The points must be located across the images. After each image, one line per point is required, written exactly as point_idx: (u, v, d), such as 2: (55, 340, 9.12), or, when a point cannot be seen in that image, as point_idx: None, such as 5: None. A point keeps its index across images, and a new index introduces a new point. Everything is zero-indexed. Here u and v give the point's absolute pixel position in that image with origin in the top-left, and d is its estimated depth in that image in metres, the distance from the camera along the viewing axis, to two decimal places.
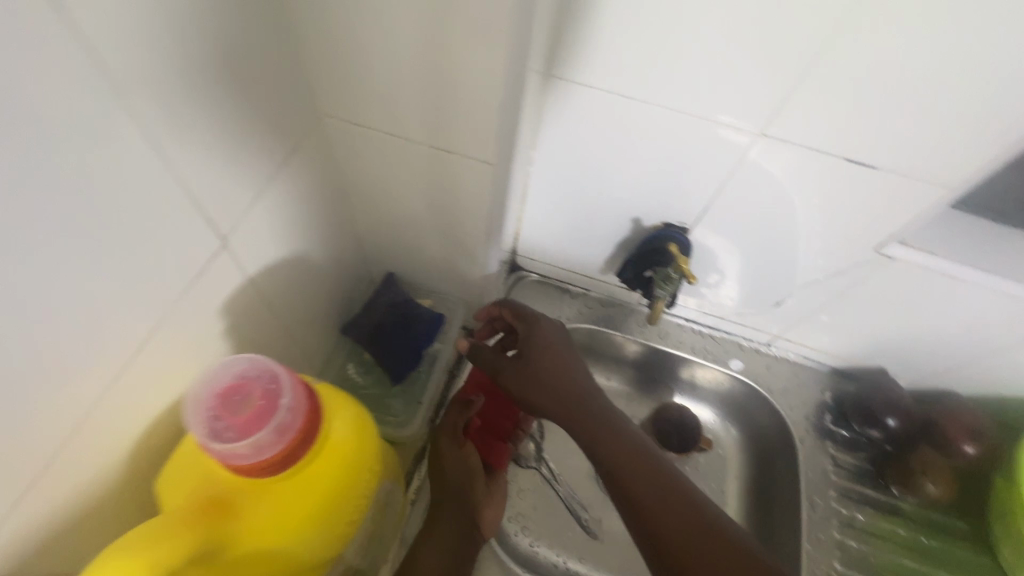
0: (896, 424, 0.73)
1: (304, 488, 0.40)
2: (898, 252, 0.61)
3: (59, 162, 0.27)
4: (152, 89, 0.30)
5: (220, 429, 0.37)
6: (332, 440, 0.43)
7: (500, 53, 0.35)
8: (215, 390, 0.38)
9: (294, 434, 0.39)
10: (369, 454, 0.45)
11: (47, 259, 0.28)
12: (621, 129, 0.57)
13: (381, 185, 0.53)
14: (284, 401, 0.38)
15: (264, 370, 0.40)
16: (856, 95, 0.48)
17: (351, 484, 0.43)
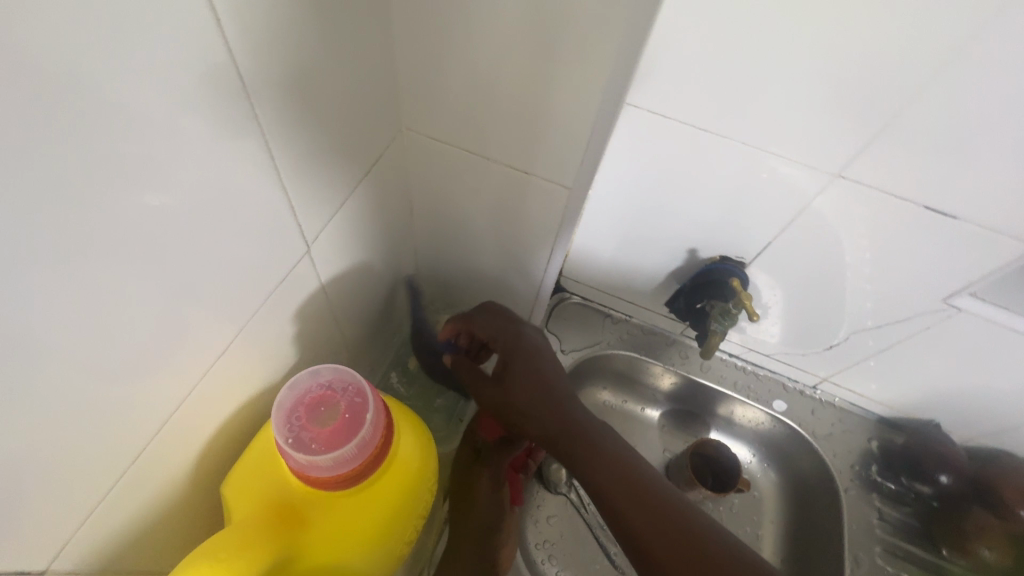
0: (948, 481, 0.72)
1: (372, 504, 0.42)
2: (966, 304, 0.59)
3: (172, 151, 0.27)
4: (263, 89, 0.31)
5: (306, 439, 0.40)
6: (399, 457, 0.44)
7: (602, 75, 0.37)
8: (303, 400, 0.42)
9: (372, 449, 0.41)
10: (429, 474, 0.47)
11: (145, 246, 0.28)
12: (687, 159, 0.57)
13: (448, 201, 0.54)
14: (367, 416, 0.41)
15: (349, 385, 0.43)
16: (941, 143, 0.47)
17: (411, 503, 0.45)
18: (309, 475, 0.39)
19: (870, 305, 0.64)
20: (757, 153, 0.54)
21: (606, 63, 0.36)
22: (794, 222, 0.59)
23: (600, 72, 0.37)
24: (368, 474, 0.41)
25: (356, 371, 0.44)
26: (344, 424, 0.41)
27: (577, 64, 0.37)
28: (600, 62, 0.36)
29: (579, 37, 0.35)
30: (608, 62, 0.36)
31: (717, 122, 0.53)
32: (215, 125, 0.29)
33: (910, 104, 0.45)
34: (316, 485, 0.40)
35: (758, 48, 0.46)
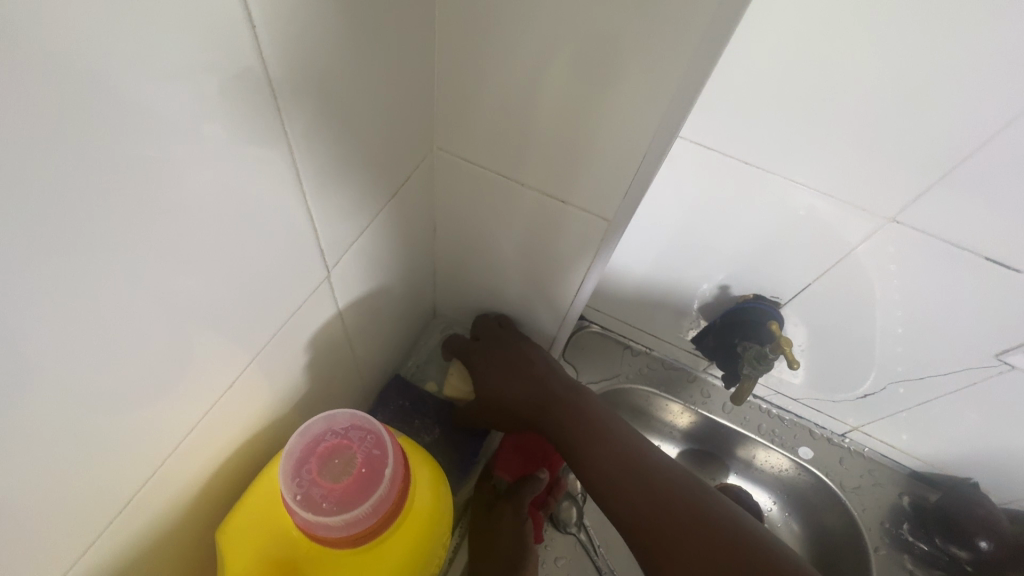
0: (988, 546, 0.67)
1: (381, 562, 0.40)
2: (1021, 362, 0.55)
3: (192, 165, 0.25)
4: (295, 102, 0.29)
5: (316, 497, 0.38)
6: (414, 510, 0.42)
7: (658, 106, 0.34)
8: (318, 450, 0.40)
9: (388, 508, 0.39)
10: (445, 528, 0.44)
11: (154, 267, 0.25)
12: (727, 193, 0.54)
13: (477, 226, 0.51)
14: (386, 472, 0.39)
15: (367, 434, 0.41)
16: (1014, 191, 0.43)
17: (424, 560, 0.42)
18: (317, 533, 0.37)
19: (900, 350, 0.60)
20: (804, 192, 0.51)
21: (666, 92, 0.33)
22: (838, 265, 0.55)
23: (657, 102, 0.34)
24: (381, 531, 0.39)
25: (376, 418, 0.41)
26: (361, 479, 0.39)
27: (635, 93, 0.34)
28: (659, 92, 0.33)
29: (637, 64, 0.32)
30: (668, 92, 0.33)
31: (766, 156, 0.50)
32: (236, 138, 0.26)
33: (984, 148, 0.42)
34: (324, 543, 0.38)
35: (819, 80, 0.43)
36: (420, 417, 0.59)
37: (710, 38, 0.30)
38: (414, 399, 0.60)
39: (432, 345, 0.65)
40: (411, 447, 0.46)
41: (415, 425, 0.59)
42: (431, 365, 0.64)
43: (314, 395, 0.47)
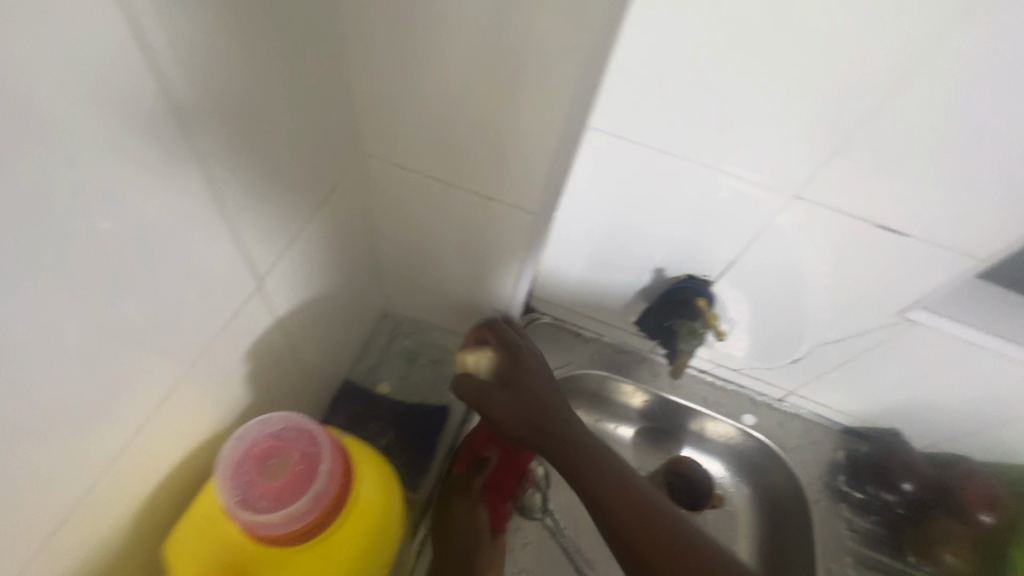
0: (912, 487, 0.73)
1: (328, 555, 0.42)
2: (920, 316, 0.60)
3: (85, 176, 0.25)
4: (194, 112, 0.29)
5: (254, 497, 0.40)
6: (360, 503, 0.44)
7: (562, 102, 0.36)
8: (254, 453, 0.41)
9: (327, 502, 0.40)
10: (394, 520, 0.46)
11: (55, 279, 0.26)
12: (651, 181, 0.58)
13: (415, 230, 0.52)
14: (322, 467, 0.41)
15: (303, 434, 0.42)
16: (894, 161, 0.48)
17: (373, 551, 0.44)
18: (262, 531, 0.39)
19: (828, 316, 0.65)
20: (718, 174, 0.55)
21: (566, 88, 0.36)
22: (758, 241, 0.60)
23: (559, 99, 0.36)
24: (325, 525, 0.41)
25: (309, 418, 0.43)
26: (299, 476, 0.41)
27: (538, 91, 0.36)
28: (559, 89, 0.36)
29: (533, 62, 0.35)
30: (568, 88, 0.36)
31: (679, 144, 0.53)
32: (134, 152, 0.27)
33: (864, 124, 0.47)
34: (273, 542, 0.39)
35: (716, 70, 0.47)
36: (374, 420, 0.59)
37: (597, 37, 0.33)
38: (367, 404, 0.60)
39: (382, 347, 0.66)
40: (356, 445, 0.48)
41: (370, 428, 0.59)
42: (382, 367, 0.64)
43: (259, 407, 0.47)
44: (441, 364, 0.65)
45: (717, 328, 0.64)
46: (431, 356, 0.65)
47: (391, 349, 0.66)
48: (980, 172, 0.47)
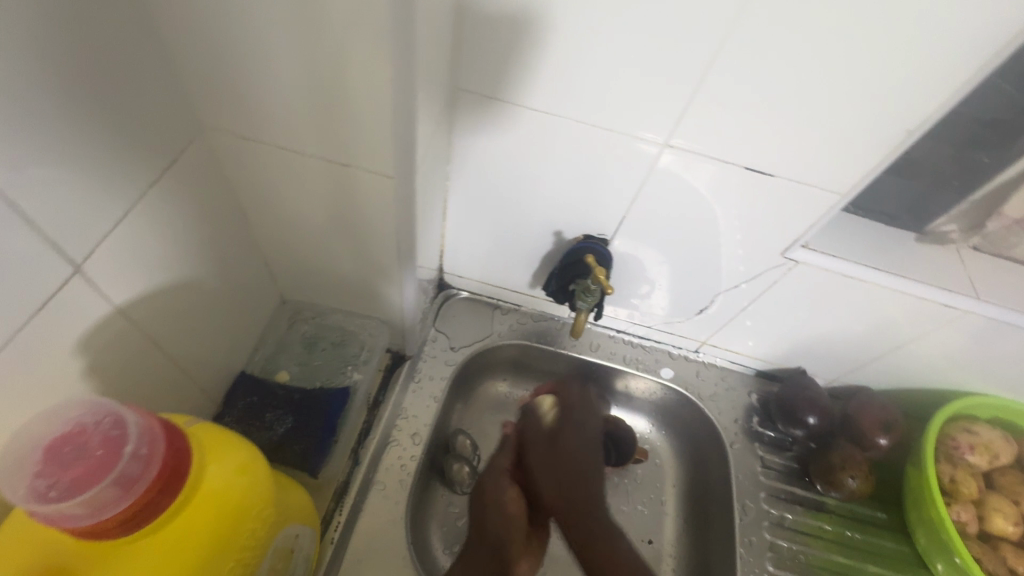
0: (816, 421, 0.75)
1: (175, 542, 0.37)
2: (801, 256, 0.63)
3: None
4: None
5: (44, 488, 0.33)
6: (206, 485, 0.39)
7: (383, 58, 0.35)
8: (43, 444, 0.34)
9: (144, 484, 0.35)
10: (256, 497, 0.42)
11: None
12: (531, 141, 0.58)
13: (284, 207, 0.51)
14: (128, 448, 0.35)
15: (104, 415, 0.36)
16: (751, 102, 0.50)
17: (232, 530, 0.40)
18: (75, 528, 0.33)
19: (742, 268, 0.67)
20: (593, 128, 0.55)
21: (382, 42, 0.34)
22: (642, 194, 0.61)
23: (378, 54, 0.35)
24: (154, 507, 0.36)
25: (110, 398, 0.37)
26: (96, 463, 0.34)
27: (357, 45, 0.35)
28: (375, 42, 0.34)
29: (339, 12, 0.33)
30: (383, 41, 0.34)
31: (547, 99, 0.53)
32: None
33: (715, 65, 0.48)
34: (96, 536, 0.34)
35: (566, 19, 0.47)
36: (272, 409, 0.57)
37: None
38: (264, 393, 0.58)
39: (281, 334, 0.64)
40: (202, 428, 0.43)
41: (268, 419, 0.57)
42: (282, 355, 0.63)
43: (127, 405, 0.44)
44: (342, 345, 0.65)
45: (604, 284, 0.64)
46: (332, 339, 0.64)
47: (291, 337, 0.64)
48: (828, 108, 0.49)
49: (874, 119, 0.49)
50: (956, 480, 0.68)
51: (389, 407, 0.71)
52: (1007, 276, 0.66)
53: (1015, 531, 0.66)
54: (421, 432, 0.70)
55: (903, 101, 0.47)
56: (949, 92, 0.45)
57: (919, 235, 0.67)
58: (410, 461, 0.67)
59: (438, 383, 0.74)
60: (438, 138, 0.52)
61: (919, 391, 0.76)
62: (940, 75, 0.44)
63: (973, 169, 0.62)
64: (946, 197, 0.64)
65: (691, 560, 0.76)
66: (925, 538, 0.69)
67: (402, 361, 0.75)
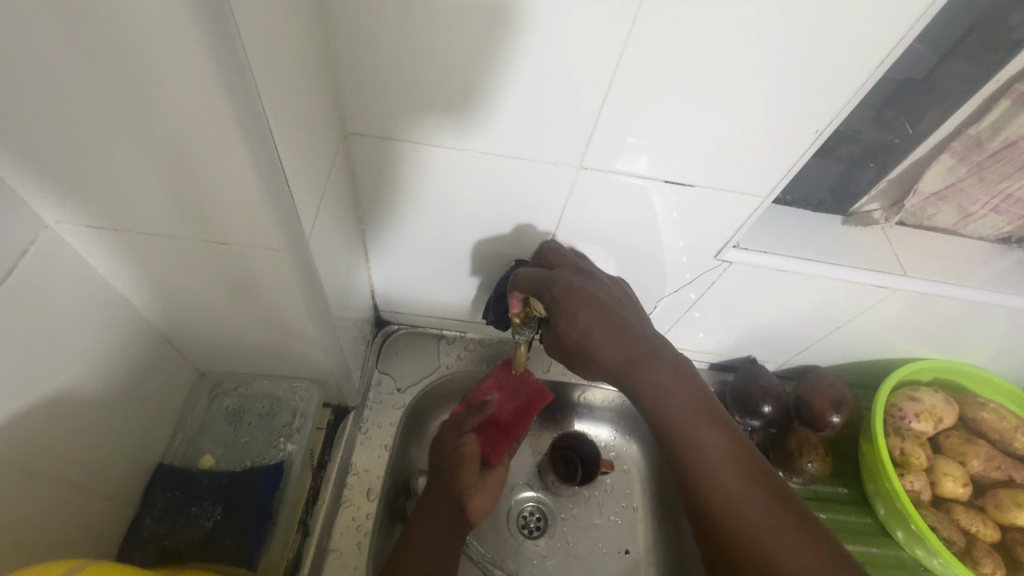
0: (771, 409, 0.75)
1: None
2: (735, 256, 0.63)
3: None
4: None
5: None
6: None
7: (238, 138, 0.31)
8: None
9: None
10: None
11: None
12: (443, 175, 0.55)
13: (172, 288, 0.46)
14: None
15: None
16: (657, 119, 0.48)
17: None
18: None
19: (686, 259, 0.64)
20: (501, 158, 0.53)
21: (228, 119, 0.30)
22: (566, 214, 0.59)
23: (229, 132, 0.31)
24: None
25: None
26: None
27: (204, 126, 0.31)
28: (222, 121, 0.30)
29: (165, 92, 0.29)
30: (230, 119, 0.30)
31: (448, 134, 0.51)
32: None
33: (614, 87, 0.46)
34: None
35: (451, 52, 0.44)
36: (196, 502, 0.52)
37: (226, 61, 0.27)
38: (187, 485, 0.53)
39: (202, 413, 0.59)
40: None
41: (192, 513, 0.52)
42: (204, 437, 0.58)
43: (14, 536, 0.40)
44: (272, 416, 0.60)
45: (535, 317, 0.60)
46: (259, 410, 0.60)
47: (213, 414, 0.59)
48: (733, 117, 0.48)
49: (781, 123, 0.48)
50: (906, 452, 0.70)
51: (337, 465, 0.66)
52: (929, 247, 0.67)
53: (964, 492, 0.68)
54: (375, 487, 0.66)
55: (804, 106, 0.46)
56: (847, 96, 0.45)
57: (844, 218, 0.67)
58: (365, 519, 0.63)
59: (388, 430, 0.70)
60: (337, 189, 0.48)
61: (863, 362, 0.78)
62: (836, 78, 0.44)
63: (886, 148, 0.62)
64: (863, 178, 0.64)
65: (667, 561, 0.76)
66: (884, 509, 0.70)
67: (346, 413, 0.69)
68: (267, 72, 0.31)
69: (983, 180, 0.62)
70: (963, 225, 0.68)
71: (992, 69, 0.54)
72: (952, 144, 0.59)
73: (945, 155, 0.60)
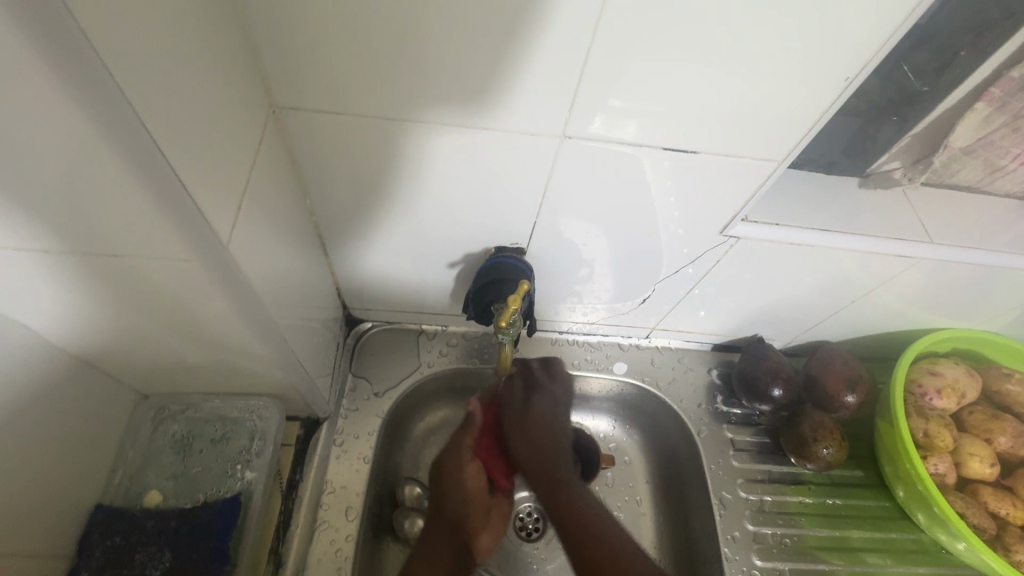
0: (781, 393, 0.69)
1: None
2: (742, 231, 0.56)
3: None
4: None
5: None
6: None
7: (91, 115, 0.26)
8: None
9: None
10: None
11: None
12: (402, 154, 0.47)
13: (78, 314, 0.39)
14: None
15: None
16: (649, 77, 0.41)
17: None
18: None
19: (680, 231, 0.56)
20: (466, 130, 0.45)
21: (65, 92, 0.25)
22: (550, 191, 0.52)
23: (63, 109, 0.25)
24: None
25: None
26: None
27: (32, 106, 0.25)
28: (49, 94, 0.25)
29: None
30: (69, 87, 0.24)
31: (398, 104, 0.43)
32: None
33: (599, 38, 0.38)
34: None
35: (391, 3, 0.36)
36: (142, 548, 0.48)
37: (44, 17, 0.22)
38: (130, 528, 0.48)
39: (145, 442, 0.53)
40: None
41: (138, 561, 0.48)
42: (148, 470, 0.52)
43: None
44: (226, 440, 0.55)
45: (517, 318, 0.54)
46: (211, 435, 0.54)
47: (158, 443, 0.53)
48: (743, 69, 0.40)
49: (805, 74, 0.40)
50: (930, 434, 0.65)
51: (310, 484, 0.60)
52: (952, 210, 0.61)
53: (992, 472, 0.64)
54: (355, 504, 0.60)
55: (824, 55, 0.39)
56: (875, 42, 0.38)
57: (861, 180, 0.60)
58: (345, 543, 0.57)
59: (366, 441, 0.64)
60: (265, 180, 0.41)
61: (877, 336, 0.72)
62: (861, 19, 0.37)
63: (909, 100, 0.55)
64: (882, 133, 0.57)
65: (676, 558, 0.70)
66: (904, 492, 0.66)
67: (319, 424, 0.63)
68: (118, 31, 0.25)
69: (1018, 132, 0.55)
70: (990, 181, 0.61)
71: None
72: (991, 90, 0.52)
73: (980, 104, 0.53)
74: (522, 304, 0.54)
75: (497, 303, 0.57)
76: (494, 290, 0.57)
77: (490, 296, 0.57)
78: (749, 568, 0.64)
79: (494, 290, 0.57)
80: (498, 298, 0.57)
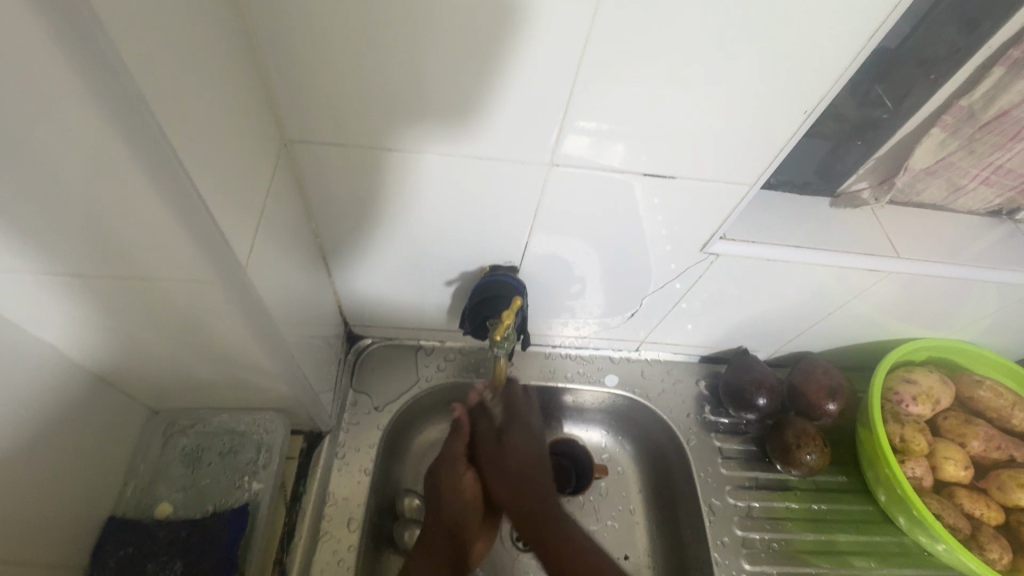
0: (766, 402, 0.72)
1: None
2: (721, 248, 0.59)
3: None
4: None
5: None
6: None
7: (126, 152, 0.29)
8: None
9: None
10: None
11: None
12: (401, 181, 0.51)
13: (102, 333, 0.42)
14: None
15: None
16: (629, 109, 0.45)
17: None
18: None
19: (668, 248, 0.60)
20: (462, 157, 0.49)
21: (109, 132, 0.28)
22: (541, 213, 0.55)
23: (106, 148, 0.28)
24: None
25: None
26: None
27: (78, 146, 0.28)
28: (94, 135, 0.28)
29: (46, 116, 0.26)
30: (113, 123, 0.27)
31: (399, 134, 0.46)
32: None
33: (582, 75, 0.42)
34: None
35: (393, 44, 0.40)
36: (153, 557, 0.50)
37: (96, 67, 0.25)
38: (142, 539, 0.50)
39: (155, 456, 0.55)
40: None
41: (149, 570, 0.49)
42: (159, 483, 0.54)
43: None
44: (234, 452, 0.57)
45: (511, 330, 0.57)
46: (220, 448, 0.56)
47: (169, 456, 0.55)
48: (713, 100, 0.44)
49: (770, 104, 0.44)
50: (906, 439, 0.68)
51: (313, 496, 0.62)
52: (919, 226, 0.65)
53: (966, 474, 0.67)
54: (356, 516, 0.61)
55: (786, 86, 0.43)
56: (834, 71, 0.42)
57: (832, 200, 0.64)
58: (348, 553, 0.59)
59: (367, 453, 0.66)
60: (276, 206, 0.45)
61: (856, 346, 0.76)
62: (816, 54, 0.41)
63: (873, 125, 0.59)
64: (851, 155, 0.61)
65: (669, 565, 0.72)
66: (885, 496, 0.69)
67: (321, 438, 0.65)
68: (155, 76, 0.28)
69: (975, 153, 0.59)
70: (954, 198, 0.65)
71: (980, 38, 0.52)
72: (943, 117, 0.56)
73: (935, 129, 0.57)
74: (515, 318, 0.57)
75: (489, 318, 0.60)
76: (489, 306, 0.60)
77: (485, 311, 0.60)
78: (739, 573, 0.67)
79: (489, 305, 0.60)
80: (494, 312, 0.60)
